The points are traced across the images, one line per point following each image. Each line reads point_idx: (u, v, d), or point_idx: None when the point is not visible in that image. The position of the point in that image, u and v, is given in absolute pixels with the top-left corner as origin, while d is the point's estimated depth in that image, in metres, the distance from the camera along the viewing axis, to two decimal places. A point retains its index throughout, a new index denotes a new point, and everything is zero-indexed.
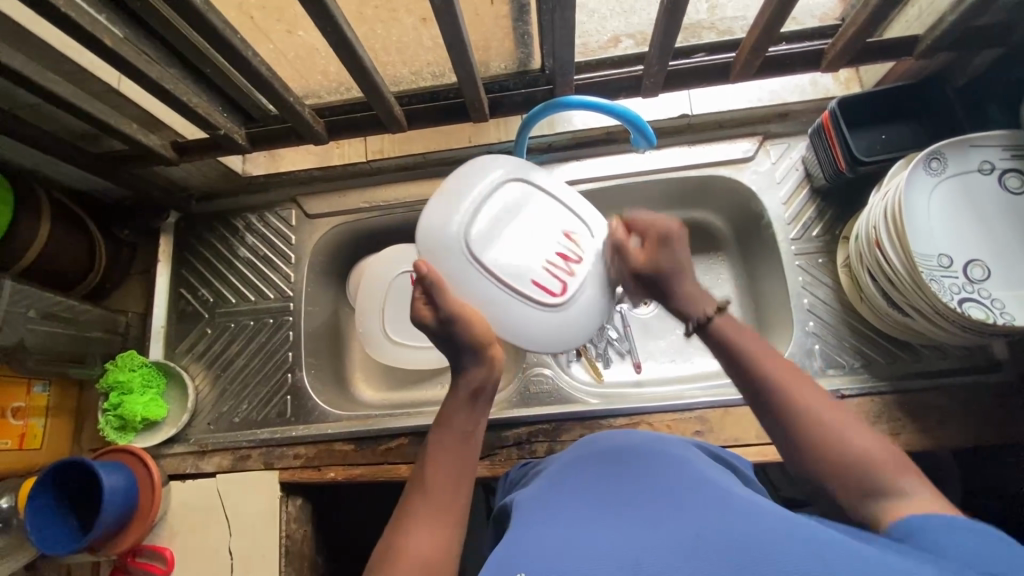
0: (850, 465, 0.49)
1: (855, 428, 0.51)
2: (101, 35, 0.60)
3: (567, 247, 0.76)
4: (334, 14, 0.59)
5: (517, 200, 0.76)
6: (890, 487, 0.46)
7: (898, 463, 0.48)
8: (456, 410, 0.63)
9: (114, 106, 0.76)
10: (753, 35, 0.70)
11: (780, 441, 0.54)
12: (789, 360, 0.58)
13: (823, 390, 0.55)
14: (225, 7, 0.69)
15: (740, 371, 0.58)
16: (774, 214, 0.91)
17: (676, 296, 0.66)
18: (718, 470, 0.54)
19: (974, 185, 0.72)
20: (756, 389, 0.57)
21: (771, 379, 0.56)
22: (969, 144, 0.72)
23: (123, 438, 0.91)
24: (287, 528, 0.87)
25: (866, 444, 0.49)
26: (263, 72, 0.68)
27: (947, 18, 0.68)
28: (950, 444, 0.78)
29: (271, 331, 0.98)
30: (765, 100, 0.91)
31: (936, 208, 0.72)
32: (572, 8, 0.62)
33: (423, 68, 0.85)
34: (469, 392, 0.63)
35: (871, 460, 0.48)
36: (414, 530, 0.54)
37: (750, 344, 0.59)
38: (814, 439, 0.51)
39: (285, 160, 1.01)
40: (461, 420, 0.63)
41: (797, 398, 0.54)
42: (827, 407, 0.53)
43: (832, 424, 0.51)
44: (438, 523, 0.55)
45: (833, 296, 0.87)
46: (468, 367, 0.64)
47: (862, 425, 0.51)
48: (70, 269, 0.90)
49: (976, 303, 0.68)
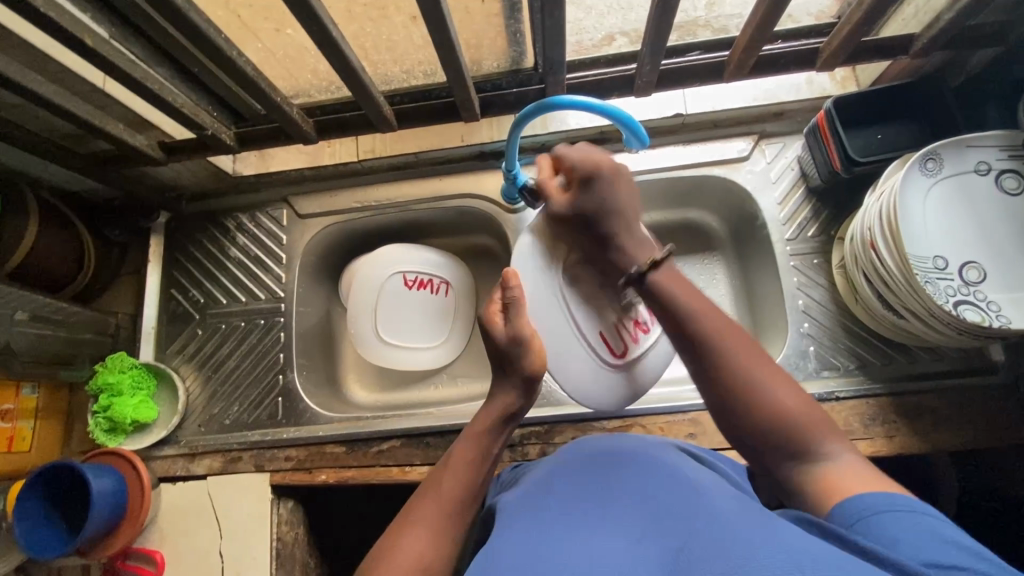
0: (781, 416, 0.50)
1: (778, 382, 0.51)
2: (83, 35, 0.59)
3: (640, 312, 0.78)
4: (319, 13, 0.58)
5: None
6: (822, 452, 0.48)
7: (828, 425, 0.50)
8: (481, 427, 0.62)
9: (100, 106, 0.75)
10: (747, 34, 0.69)
11: (715, 405, 0.54)
12: (728, 317, 0.57)
13: (765, 353, 0.54)
14: (211, 5, 0.68)
15: (686, 348, 0.56)
16: (769, 214, 0.90)
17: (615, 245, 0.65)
18: (707, 476, 0.54)
19: (970, 186, 0.71)
20: (699, 353, 0.55)
21: (710, 338, 0.55)
22: (965, 145, 0.71)
23: (113, 441, 0.91)
24: (278, 530, 0.87)
25: (790, 402, 0.50)
26: (249, 72, 0.67)
27: (944, 17, 0.67)
28: (945, 447, 0.78)
29: (263, 332, 0.97)
30: (761, 100, 0.89)
31: (933, 209, 0.71)
32: (563, 7, 0.61)
33: (414, 67, 0.84)
34: (502, 415, 0.64)
35: (794, 415, 0.50)
36: (414, 529, 0.52)
37: (692, 301, 0.57)
38: (740, 394, 0.52)
39: (274, 160, 0.99)
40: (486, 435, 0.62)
41: (733, 363, 0.53)
42: (766, 371, 0.52)
43: (763, 387, 0.51)
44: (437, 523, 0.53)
45: (828, 297, 0.87)
46: (502, 391, 0.65)
47: (789, 380, 0.52)
48: (59, 270, 0.90)
49: (972, 305, 0.67)
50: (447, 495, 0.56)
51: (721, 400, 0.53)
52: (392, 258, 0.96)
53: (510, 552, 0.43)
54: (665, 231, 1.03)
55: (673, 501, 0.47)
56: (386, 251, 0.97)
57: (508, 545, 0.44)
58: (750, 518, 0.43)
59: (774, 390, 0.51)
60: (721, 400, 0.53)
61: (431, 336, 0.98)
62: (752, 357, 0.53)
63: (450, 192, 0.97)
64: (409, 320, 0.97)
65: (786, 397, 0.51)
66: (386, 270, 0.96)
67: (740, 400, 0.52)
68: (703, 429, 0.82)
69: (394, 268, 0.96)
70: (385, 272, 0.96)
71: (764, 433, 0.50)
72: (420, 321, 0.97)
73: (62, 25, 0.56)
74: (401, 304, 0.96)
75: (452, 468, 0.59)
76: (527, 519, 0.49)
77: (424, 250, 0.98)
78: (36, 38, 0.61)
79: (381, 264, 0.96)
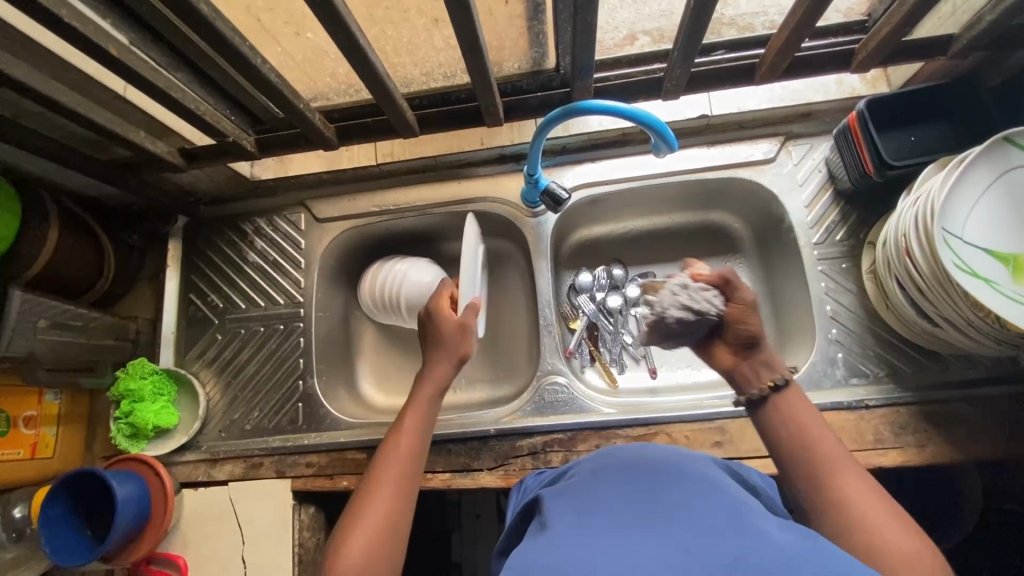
0: (880, 553, 0.46)
1: (892, 526, 0.48)
2: (107, 44, 0.58)
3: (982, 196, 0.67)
4: (345, 20, 0.57)
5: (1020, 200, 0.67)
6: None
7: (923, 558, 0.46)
8: (427, 392, 0.71)
9: (121, 114, 0.74)
10: (781, 36, 0.67)
11: (792, 491, 0.55)
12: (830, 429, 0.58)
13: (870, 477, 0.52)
14: (232, 10, 0.66)
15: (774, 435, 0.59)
16: (796, 217, 0.89)
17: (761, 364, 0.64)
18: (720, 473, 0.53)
19: None
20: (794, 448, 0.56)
21: (814, 447, 0.55)
22: None
23: (135, 447, 0.91)
24: (301, 536, 0.87)
25: (895, 538, 0.47)
26: (272, 79, 0.66)
27: (985, 17, 0.65)
28: (978, 456, 0.76)
29: (282, 337, 0.97)
30: (788, 100, 0.87)
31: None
32: (594, 11, 0.59)
33: (435, 70, 0.82)
34: (439, 379, 0.72)
35: (901, 553, 0.46)
36: (380, 486, 0.62)
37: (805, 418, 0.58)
38: (824, 498, 0.52)
39: (295, 164, 0.98)
40: (428, 403, 0.70)
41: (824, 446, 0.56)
42: (870, 502, 0.50)
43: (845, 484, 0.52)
44: (401, 480, 0.63)
45: (857, 302, 0.85)
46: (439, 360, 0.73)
47: (909, 527, 0.48)
48: (80, 276, 0.89)
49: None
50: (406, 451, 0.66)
51: (793, 477, 0.55)
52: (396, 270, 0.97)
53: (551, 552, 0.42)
54: (686, 234, 1.02)
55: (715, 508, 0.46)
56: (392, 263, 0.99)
57: (549, 545, 0.43)
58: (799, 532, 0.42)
59: (885, 524, 0.48)
60: (810, 491, 0.53)
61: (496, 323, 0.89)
62: (863, 492, 0.51)
63: (469, 195, 0.96)
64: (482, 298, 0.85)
65: (901, 539, 0.47)
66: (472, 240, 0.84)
67: (848, 511, 0.50)
68: (729, 437, 0.81)
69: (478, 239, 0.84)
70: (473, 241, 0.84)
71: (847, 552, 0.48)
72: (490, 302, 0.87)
73: (86, 35, 0.56)
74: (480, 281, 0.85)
75: (406, 429, 0.67)
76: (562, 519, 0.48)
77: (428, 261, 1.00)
78: (60, 47, 0.60)
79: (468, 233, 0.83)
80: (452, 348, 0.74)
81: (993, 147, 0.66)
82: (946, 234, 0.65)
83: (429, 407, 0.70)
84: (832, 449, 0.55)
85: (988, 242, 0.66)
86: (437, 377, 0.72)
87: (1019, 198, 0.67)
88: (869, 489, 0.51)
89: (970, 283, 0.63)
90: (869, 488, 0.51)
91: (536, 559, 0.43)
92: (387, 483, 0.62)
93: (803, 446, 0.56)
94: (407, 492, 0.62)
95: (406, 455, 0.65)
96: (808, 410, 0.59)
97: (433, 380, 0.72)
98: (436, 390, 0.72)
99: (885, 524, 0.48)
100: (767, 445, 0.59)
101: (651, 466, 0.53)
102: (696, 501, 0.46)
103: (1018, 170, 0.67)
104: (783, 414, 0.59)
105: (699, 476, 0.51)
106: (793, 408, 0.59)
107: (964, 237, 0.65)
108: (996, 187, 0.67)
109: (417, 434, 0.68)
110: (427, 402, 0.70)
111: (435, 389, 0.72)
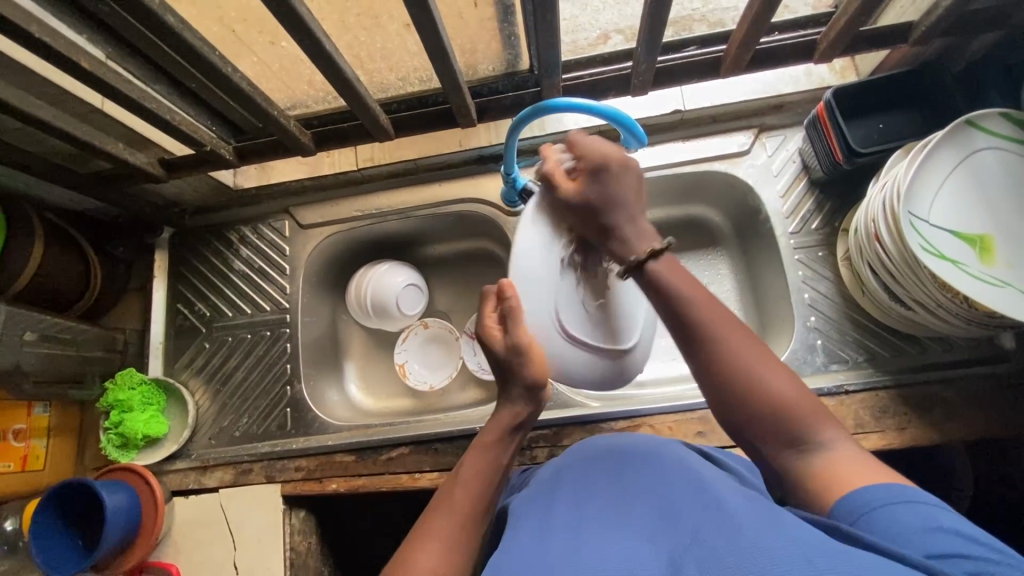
0: (779, 410, 0.51)
1: (779, 375, 0.52)
2: (79, 58, 0.59)
3: (946, 180, 0.68)
4: (310, 26, 0.58)
5: (983, 180, 0.68)
6: (810, 441, 0.50)
7: (825, 415, 0.51)
8: (495, 438, 0.64)
9: (100, 127, 0.75)
10: (742, 30, 0.69)
11: (690, 357, 0.56)
12: (721, 301, 0.56)
13: (763, 345, 0.54)
14: (204, 22, 0.67)
15: (666, 304, 0.56)
16: (771, 208, 0.90)
17: (610, 213, 0.59)
18: (701, 463, 0.54)
19: (1010, 164, 0.68)
20: (686, 338, 0.55)
21: (699, 325, 0.55)
22: (1002, 115, 0.67)
23: (125, 456, 0.92)
24: (291, 540, 0.87)
25: (787, 392, 0.51)
26: (245, 88, 0.67)
27: (943, 3, 0.66)
28: (958, 438, 0.77)
29: (269, 343, 0.98)
30: (759, 92, 0.89)
31: (995, 176, 0.68)
32: (555, 10, 0.60)
33: (410, 74, 0.83)
34: (512, 423, 0.65)
35: (796, 407, 0.51)
36: (425, 543, 0.52)
37: (682, 289, 0.56)
38: (728, 376, 0.53)
39: (276, 171, 0.99)
40: (491, 449, 0.63)
41: (739, 355, 0.53)
42: (757, 360, 0.53)
43: (747, 362, 0.53)
44: (451, 532, 0.53)
45: (834, 290, 0.86)
46: (514, 399, 0.65)
47: (790, 373, 0.53)
48: (67, 289, 0.90)
49: (994, 289, 0.64)
50: (463, 505, 0.56)
51: (691, 345, 0.55)
52: (373, 265, 1.01)
53: (525, 552, 0.44)
54: (667, 228, 1.03)
55: (678, 499, 0.46)
56: (375, 261, 1.04)
57: (519, 547, 0.45)
58: (766, 519, 0.42)
59: (777, 384, 0.51)
60: (710, 359, 0.54)
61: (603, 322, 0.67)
62: (749, 348, 0.53)
63: (450, 197, 0.97)
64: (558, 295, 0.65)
65: (789, 389, 0.51)
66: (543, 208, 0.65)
67: (751, 388, 0.52)
68: (711, 427, 0.82)
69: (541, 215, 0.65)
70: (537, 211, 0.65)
71: (760, 418, 0.52)
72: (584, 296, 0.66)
73: (57, 49, 0.57)
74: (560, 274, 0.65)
75: (466, 476, 0.59)
76: (536, 519, 0.49)
77: (410, 276, 1.01)
78: (35, 63, 0.62)
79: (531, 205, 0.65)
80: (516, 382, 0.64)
81: (957, 132, 0.67)
82: (911, 216, 0.66)
83: (499, 454, 0.63)
84: (716, 318, 0.55)
85: (954, 223, 0.67)
86: (507, 421, 0.65)
87: (983, 178, 0.68)
88: (759, 353, 0.53)
89: (934, 264, 0.64)
90: (754, 343, 0.54)
91: (523, 553, 0.44)
92: (437, 537, 0.52)
93: (697, 317, 0.55)
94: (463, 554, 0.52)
95: (463, 512, 0.56)
96: (686, 278, 0.57)
97: (500, 424, 0.65)
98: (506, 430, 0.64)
99: (775, 378, 0.52)
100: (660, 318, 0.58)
101: (635, 466, 0.53)
102: (678, 496, 0.47)
103: (984, 152, 0.68)
104: (659, 284, 0.57)
105: (683, 471, 0.51)
106: (662, 273, 0.57)
107: (930, 220, 0.67)
108: (962, 169, 0.68)
109: (478, 485, 0.59)
110: (496, 447, 0.63)
111: (502, 433, 0.64)
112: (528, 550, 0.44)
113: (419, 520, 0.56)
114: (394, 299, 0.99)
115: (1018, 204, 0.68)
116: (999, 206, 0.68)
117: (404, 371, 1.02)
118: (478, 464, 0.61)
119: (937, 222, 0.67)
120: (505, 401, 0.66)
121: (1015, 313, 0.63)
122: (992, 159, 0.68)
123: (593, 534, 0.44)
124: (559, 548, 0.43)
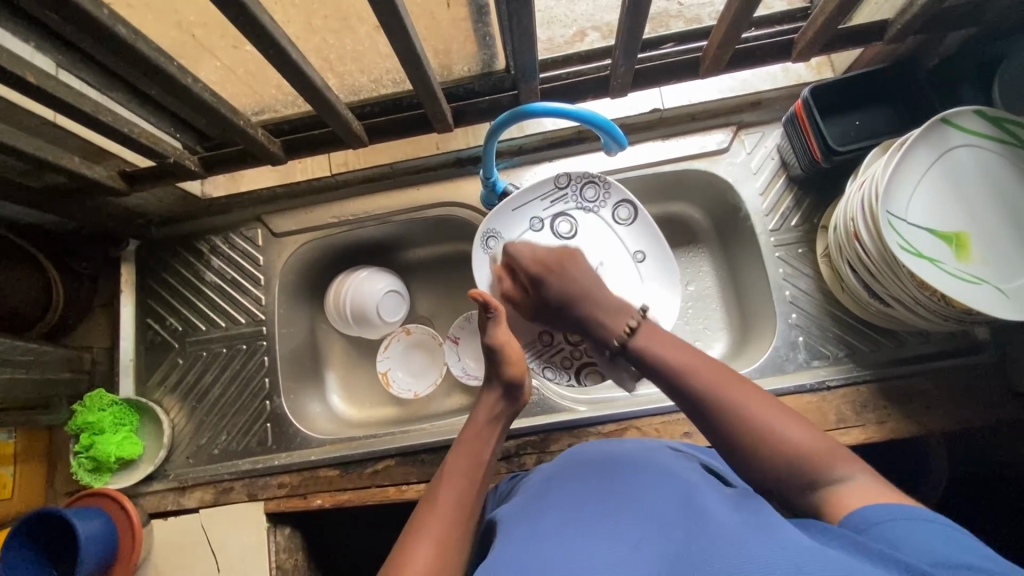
0: (791, 454, 0.51)
1: (790, 424, 0.53)
2: (23, 72, 0.55)
3: (923, 179, 0.68)
4: (274, 35, 0.55)
5: (962, 180, 0.69)
6: (834, 480, 0.48)
7: (837, 452, 0.50)
8: (475, 436, 0.69)
9: (53, 140, 0.71)
10: (721, 29, 0.68)
11: (709, 434, 0.57)
12: (716, 360, 0.61)
13: (765, 395, 0.56)
14: (160, 27, 0.63)
15: (659, 375, 0.62)
16: (751, 205, 0.90)
17: (597, 322, 0.72)
18: (685, 468, 0.55)
19: (980, 159, 0.69)
20: (706, 412, 0.57)
21: (699, 382, 0.58)
22: (973, 112, 0.68)
23: (98, 480, 0.88)
24: (277, 558, 0.85)
25: (799, 438, 0.52)
26: (207, 99, 0.64)
27: (918, 1, 0.66)
28: (937, 428, 0.79)
29: (246, 357, 0.95)
30: (736, 90, 0.88)
31: (971, 175, 0.69)
32: (531, 15, 0.59)
33: (382, 76, 0.80)
34: (489, 416, 0.71)
35: (805, 451, 0.50)
36: (436, 517, 0.58)
37: (670, 351, 0.63)
38: (735, 434, 0.54)
39: (245, 179, 0.96)
40: (478, 440, 0.68)
41: (739, 406, 0.55)
42: (754, 402, 0.55)
43: (773, 424, 0.53)
44: (443, 534, 0.56)
45: (814, 286, 0.86)
46: (490, 393, 0.72)
47: (800, 420, 0.53)
48: (25, 310, 0.86)
49: (970, 285, 0.66)
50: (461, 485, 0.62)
51: (705, 423, 0.57)
52: (352, 271, 0.98)
53: (515, 559, 0.44)
54: None
55: (667, 504, 0.46)
56: (353, 268, 1.01)
57: (507, 553, 0.45)
58: (748, 522, 0.42)
59: (775, 425, 0.52)
60: (712, 425, 0.56)
61: (651, 264, 0.85)
62: (749, 395, 0.56)
63: (430, 201, 0.95)
64: (615, 203, 0.84)
65: (798, 434, 0.52)
66: (511, 235, 0.85)
67: (776, 445, 0.52)
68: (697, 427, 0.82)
69: (553, 206, 0.85)
70: (526, 222, 0.85)
71: (769, 463, 0.52)
72: (638, 238, 0.85)
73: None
74: (601, 226, 0.85)
75: (457, 463, 0.65)
76: (529, 528, 0.49)
77: (388, 277, 0.99)
78: None
79: (510, 232, 0.85)
80: (499, 377, 0.72)
81: (933, 129, 0.68)
82: (889, 216, 0.66)
83: (476, 450, 0.67)
84: (714, 370, 0.59)
85: (930, 221, 0.68)
86: (485, 414, 0.71)
87: (957, 175, 0.69)
88: (763, 403, 0.55)
89: (910, 262, 0.65)
90: (763, 397, 0.56)
91: (512, 560, 0.44)
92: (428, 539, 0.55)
93: (688, 378, 0.59)
94: (450, 554, 0.54)
95: (450, 511, 0.59)
96: (675, 343, 0.64)
97: (479, 420, 0.71)
98: (488, 422, 0.70)
99: (785, 427, 0.52)
100: (659, 382, 0.63)
101: (626, 471, 0.54)
102: (663, 497, 0.47)
103: (958, 149, 0.68)
104: (657, 351, 0.64)
105: (672, 476, 0.52)
106: (651, 335, 0.67)
107: (908, 220, 0.67)
108: (943, 172, 0.69)
109: (460, 481, 0.62)
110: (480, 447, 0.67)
111: (482, 427, 0.70)
112: (515, 556, 0.44)
113: (409, 524, 0.59)
114: (374, 307, 0.96)
115: (994, 201, 0.68)
116: (980, 204, 0.68)
117: (388, 379, 1.00)
118: (463, 454, 0.66)
119: (916, 220, 0.68)
120: (486, 392, 0.73)
121: (991, 309, 0.64)
122: (971, 159, 0.69)
123: (582, 539, 0.44)
124: (548, 555, 0.43)
